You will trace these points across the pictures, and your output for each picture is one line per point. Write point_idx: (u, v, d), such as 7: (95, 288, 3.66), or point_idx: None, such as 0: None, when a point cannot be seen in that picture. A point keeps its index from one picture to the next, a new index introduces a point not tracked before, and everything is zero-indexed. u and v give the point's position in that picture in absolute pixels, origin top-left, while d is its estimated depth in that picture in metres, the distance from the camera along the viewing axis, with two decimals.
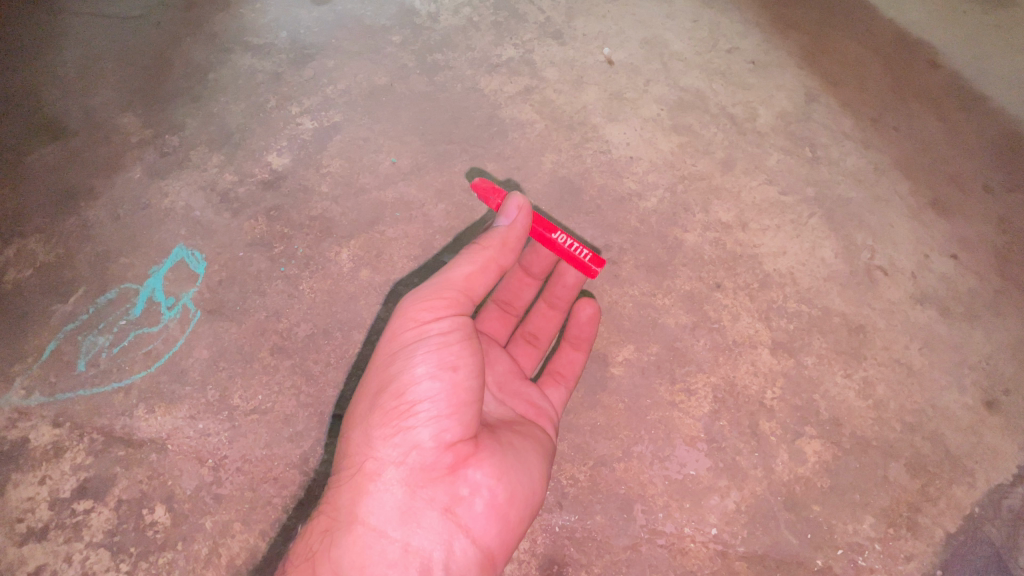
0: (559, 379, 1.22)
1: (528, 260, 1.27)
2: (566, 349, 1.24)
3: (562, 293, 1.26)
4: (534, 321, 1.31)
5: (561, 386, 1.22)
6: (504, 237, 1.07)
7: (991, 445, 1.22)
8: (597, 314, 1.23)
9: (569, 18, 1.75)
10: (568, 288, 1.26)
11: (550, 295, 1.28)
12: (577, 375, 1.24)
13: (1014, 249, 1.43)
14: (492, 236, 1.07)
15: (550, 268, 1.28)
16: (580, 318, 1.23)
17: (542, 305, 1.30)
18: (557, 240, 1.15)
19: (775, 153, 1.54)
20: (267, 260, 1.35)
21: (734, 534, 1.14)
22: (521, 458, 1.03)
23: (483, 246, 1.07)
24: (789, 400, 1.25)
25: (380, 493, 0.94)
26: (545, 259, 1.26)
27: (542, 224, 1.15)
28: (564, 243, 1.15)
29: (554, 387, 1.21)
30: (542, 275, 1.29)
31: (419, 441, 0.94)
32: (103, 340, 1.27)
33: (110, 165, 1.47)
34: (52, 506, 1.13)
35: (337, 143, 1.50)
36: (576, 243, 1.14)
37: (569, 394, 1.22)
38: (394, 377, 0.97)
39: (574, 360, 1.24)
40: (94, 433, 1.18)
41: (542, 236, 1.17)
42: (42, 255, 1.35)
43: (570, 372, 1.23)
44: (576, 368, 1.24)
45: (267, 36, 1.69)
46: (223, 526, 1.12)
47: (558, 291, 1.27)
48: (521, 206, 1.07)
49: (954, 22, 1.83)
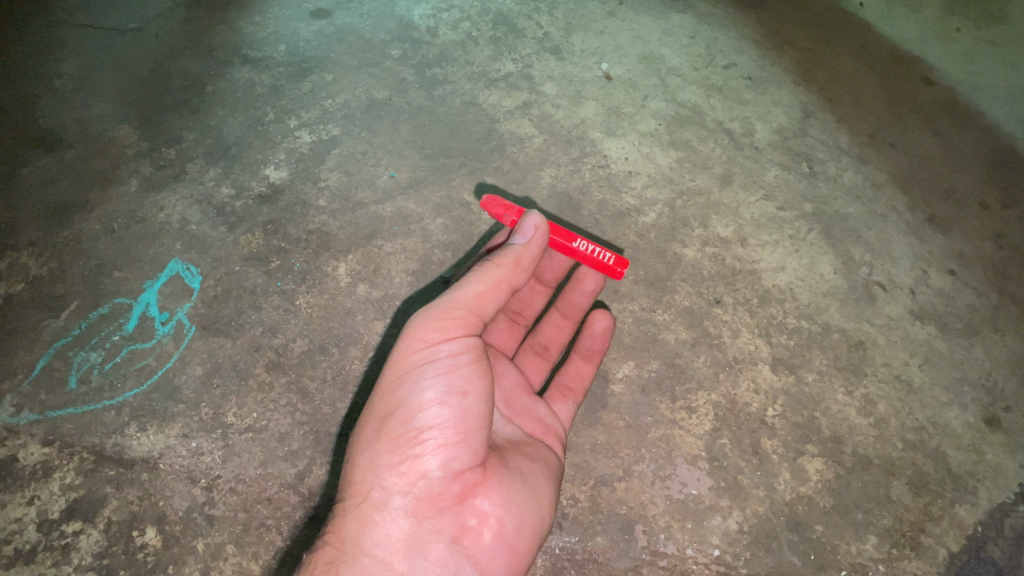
0: (568, 394, 1.20)
1: (542, 267, 1.25)
2: (576, 362, 1.23)
3: (579, 300, 1.25)
4: (544, 332, 1.29)
5: (570, 401, 1.20)
6: (518, 256, 1.02)
7: (992, 463, 1.21)
8: (611, 327, 1.24)
9: (567, 33, 1.76)
10: (586, 293, 1.25)
11: (565, 303, 1.27)
12: (586, 389, 1.22)
13: (1011, 264, 1.43)
14: (503, 254, 1.02)
15: (563, 275, 1.26)
16: (593, 330, 1.23)
17: (555, 315, 1.29)
18: (578, 248, 1.13)
19: (773, 168, 1.54)
20: (263, 274, 1.34)
21: (737, 556, 1.13)
22: (530, 484, 1.00)
23: (495, 265, 1.01)
24: (790, 418, 1.24)
25: (385, 523, 0.92)
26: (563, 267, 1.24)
27: (559, 234, 1.12)
28: (586, 250, 1.13)
29: (562, 402, 1.19)
30: (554, 283, 1.28)
31: (426, 470, 0.92)
32: (94, 356, 1.25)
33: (106, 178, 1.46)
34: (41, 527, 1.10)
35: (336, 157, 1.50)
36: (598, 248, 1.13)
37: (576, 409, 1.21)
38: (401, 402, 0.93)
39: (583, 373, 1.23)
40: (84, 452, 1.16)
41: (561, 246, 1.14)
42: (35, 269, 1.33)
43: (579, 387, 1.22)
44: (585, 381, 1.22)
45: (266, 49, 1.69)
46: (216, 549, 1.09)
47: (574, 299, 1.26)
48: (539, 226, 1.03)
49: (947, 39, 1.86)
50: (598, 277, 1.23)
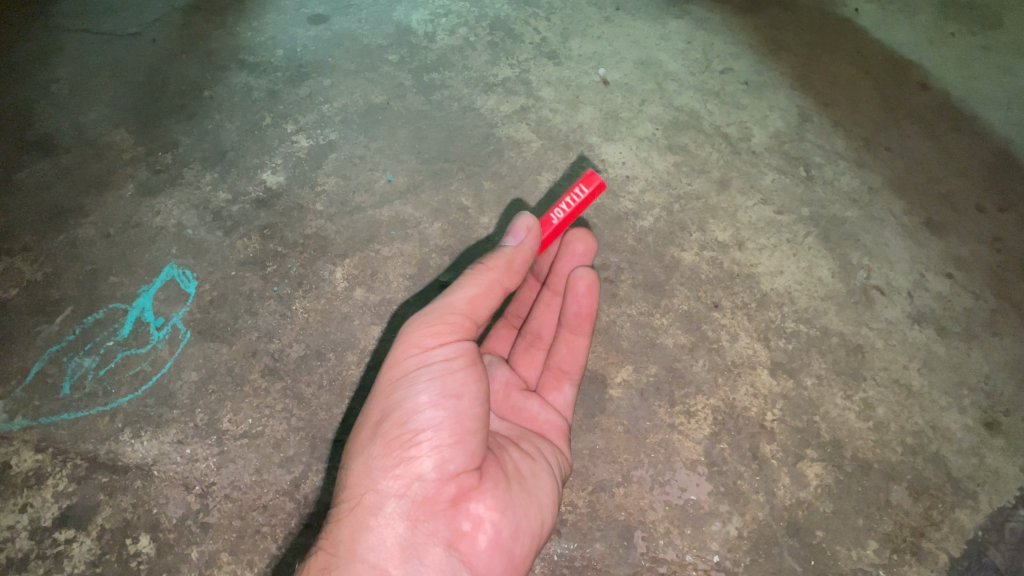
0: (563, 378, 1.17)
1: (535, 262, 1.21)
2: (567, 338, 1.17)
3: (568, 267, 1.17)
4: (538, 318, 1.21)
5: (568, 390, 1.17)
6: (511, 259, 1.00)
7: (992, 467, 1.21)
8: (597, 283, 1.12)
9: (565, 39, 1.76)
10: (576, 258, 1.16)
11: (554, 277, 1.18)
12: (580, 367, 1.17)
13: (1008, 268, 1.43)
14: (497, 257, 1.00)
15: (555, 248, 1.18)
16: (578, 290, 1.12)
17: (545, 294, 1.20)
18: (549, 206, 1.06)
19: (771, 172, 1.54)
20: (260, 279, 1.33)
21: (736, 561, 1.12)
22: (527, 488, 0.98)
23: (485, 267, 0.99)
24: (789, 423, 1.23)
25: (380, 528, 0.88)
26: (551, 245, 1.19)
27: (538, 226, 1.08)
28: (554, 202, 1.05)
29: (558, 391, 1.17)
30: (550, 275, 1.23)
31: (422, 472, 0.89)
32: (89, 361, 1.24)
33: (102, 182, 1.46)
34: (33, 535, 1.09)
35: (333, 161, 1.50)
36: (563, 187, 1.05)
37: (574, 394, 1.18)
38: (396, 405, 0.91)
39: (576, 348, 1.17)
40: (77, 458, 1.15)
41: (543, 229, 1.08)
42: (29, 274, 1.33)
43: (574, 366, 1.17)
44: (579, 359, 1.17)
45: (263, 55, 1.69)
46: (210, 557, 1.08)
47: (564, 266, 1.17)
48: (529, 226, 0.99)
49: (942, 44, 1.87)
50: (588, 239, 1.14)
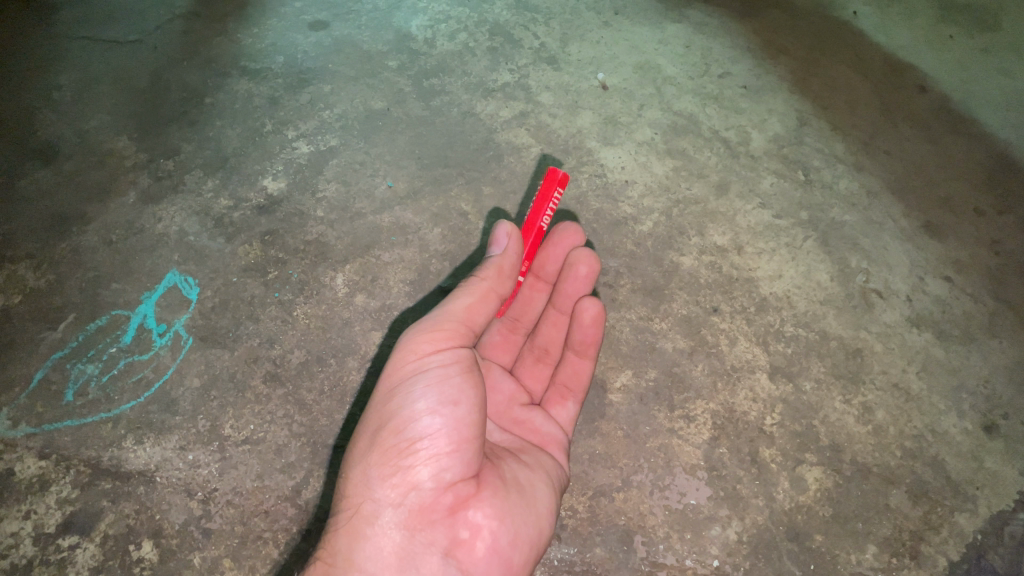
0: (569, 394, 1.18)
1: (540, 262, 1.20)
2: (572, 358, 1.19)
3: (574, 288, 1.19)
4: (544, 333, 1.21)
5: (570, 402, 1.18)
6: (502, 265, 1.00)
7: (992, 471, 1.21)
8: (601, 314, 1.15)
9: (564, 43, 1.77)
10: (580, 281, 1.18)
11: (560, 297, 1.20)
12: (585, 386, 1.19)
13: (1007, 271, 1.44)
14: (489, 265, 1.00)
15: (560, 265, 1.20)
16: (583, 318, 1.15)
17: (552, 312, 1.21)
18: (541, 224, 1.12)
19: (769, 176, 1.55)
20: (261, 285, 1.34)
21: (736, 566, 1.12)
22: (525, 496, 0.98)
23: (481, 275, 0.99)
24: (788, 427, 1.23)
25: (378, 537, 0.89)
26: (557, 259, 1.19)
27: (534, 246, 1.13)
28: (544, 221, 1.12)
29: (563, 404, 1.18)
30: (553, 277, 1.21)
31: (419, 481, 0.89)
32: (91, 368, 1.25)
33: (104, 189, 1.47)
34: (37, 541, 1.09)
35: (334, 167, 1.50)
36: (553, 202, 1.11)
37: (578, 409, 1.19)
38: (393, 414, 0.92)
39: (582, 369, 1.19)
40: (81, 465, 1.15)
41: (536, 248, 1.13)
42: (33, 282, 1.34)
43: (579, 385, 1.19)
44: (584, 379, 1.19)
45: (264, 61, 1.70)
46: (212, 563, 1.09)
47: (569, 289, 1.19)
48: (511, 233, 1.00)
49: (940, 47, 1.87)
50: (593, 263, 1.16)
